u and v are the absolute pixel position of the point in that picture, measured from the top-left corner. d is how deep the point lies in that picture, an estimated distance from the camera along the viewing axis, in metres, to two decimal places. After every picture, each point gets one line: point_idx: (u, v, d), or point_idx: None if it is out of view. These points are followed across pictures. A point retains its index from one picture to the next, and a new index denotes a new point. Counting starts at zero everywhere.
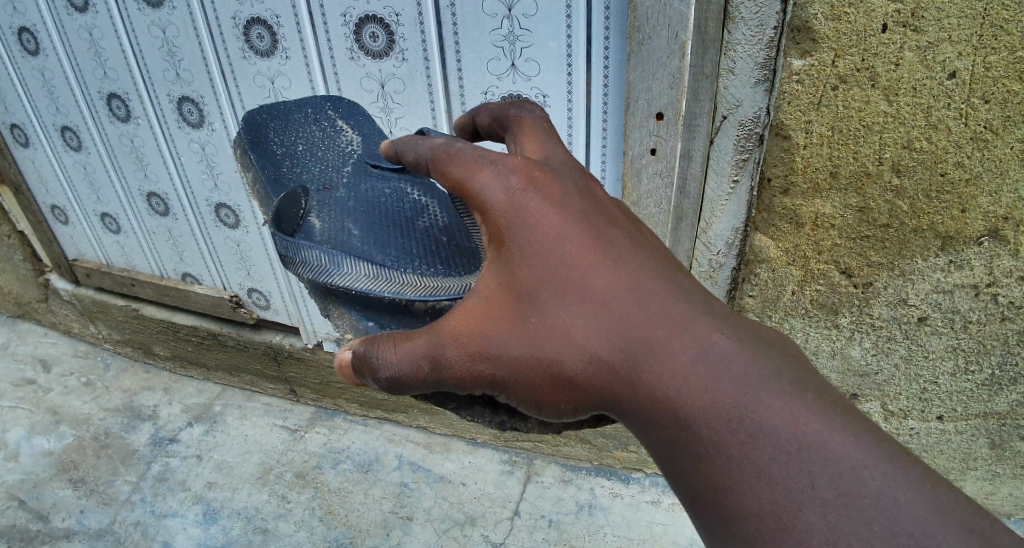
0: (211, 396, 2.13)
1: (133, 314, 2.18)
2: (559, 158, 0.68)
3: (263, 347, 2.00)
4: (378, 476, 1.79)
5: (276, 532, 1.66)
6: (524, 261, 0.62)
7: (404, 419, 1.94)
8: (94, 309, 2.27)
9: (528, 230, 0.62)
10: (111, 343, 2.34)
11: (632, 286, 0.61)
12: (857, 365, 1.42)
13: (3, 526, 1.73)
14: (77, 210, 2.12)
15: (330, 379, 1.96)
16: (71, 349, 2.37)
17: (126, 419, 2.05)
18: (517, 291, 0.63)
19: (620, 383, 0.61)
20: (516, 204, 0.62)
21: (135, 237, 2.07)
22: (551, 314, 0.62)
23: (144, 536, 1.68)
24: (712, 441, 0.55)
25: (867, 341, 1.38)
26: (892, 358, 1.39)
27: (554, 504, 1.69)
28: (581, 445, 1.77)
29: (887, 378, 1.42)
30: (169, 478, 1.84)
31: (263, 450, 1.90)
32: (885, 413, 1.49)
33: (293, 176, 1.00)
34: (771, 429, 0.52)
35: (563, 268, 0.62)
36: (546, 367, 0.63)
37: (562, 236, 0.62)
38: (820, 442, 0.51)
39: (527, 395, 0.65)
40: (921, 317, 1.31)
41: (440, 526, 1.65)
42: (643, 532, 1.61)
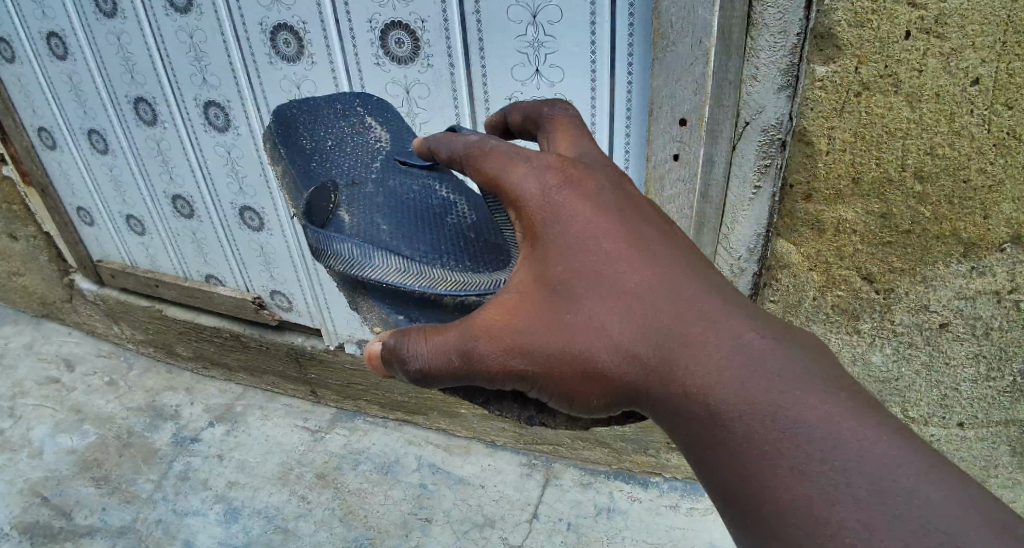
0: (233, 396, 2.15)
1: (156, 315, 2.22)
2: (592, 155, 0.68)
3: (286, 348, 2.02)
4: (397, 477, 1.80)
5: (296, 531, 1.67)
6: (555, 255, 0.63)
7: (423, 421, 1.95)
8: (118, 309, 2.30)
9: (560, 224, 0.63)
10: (133, 343, 2.37)
11: (663, 280, 0.61)
12: (878, 371, 1.41)
13: (27, 523, 1.76)
14: (102, 212, 2.15)
15: (351, 380, 1.98)
16: (94, 349, 2.41)
17: (147, 418, 2.07)
18: (548, 283, 0.63)
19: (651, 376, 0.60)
20: (549, 199, 0.63)
21: (159, 238, 2.10)
22: (582, 307, 0.62)
23: (166, 534, 1.70)
24: (744, 436, 0.54)
25: (889, 347, 1.36)
26: (913, 364, 1.37)
27: (572, 507, 1.69)
28: (600, 449, 1.76)
29: (908, 384, 1.41)
30: (190, 477, 1.86)
31: (283, 451, 1.91)
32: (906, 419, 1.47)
33: (322, 170, 0.99)
34: (805, 423, 0.52)
35: (593, 262, 0.62)
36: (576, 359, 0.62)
37: (595, 230, 0.63)
38: (852, 439, 0.51)
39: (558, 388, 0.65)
40: (942, 322, 1.30)
41: (459, 528, 1.66)
42: (662, 536, 1.60)
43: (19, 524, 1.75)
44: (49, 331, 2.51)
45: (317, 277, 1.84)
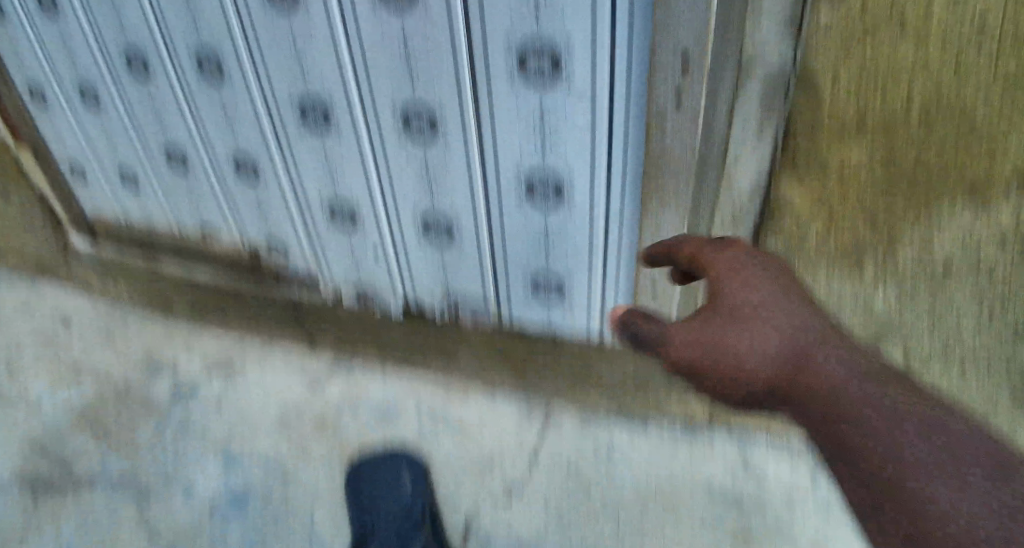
0: (231, 346, 2.04)
1: (149, 268, 2.08)
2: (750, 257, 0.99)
3: (283, 294, 1.93)
4: (397, 427, 1.82)
5: (297, 476, 1.75)
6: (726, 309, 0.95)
7: (423, 362, 1.90)
8: (109, 268, 2.14)
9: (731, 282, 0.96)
10: (123, 299, 2.19)
11: (801, 330, 0.92)
12: (878, 311, 1.41)
13: (31, 479, 1.80)
14: (41, 161, 1.89)
15: (353, 323, 1.91)
16: (87, 301, 2.20)
17: (143, 371, 2.01)
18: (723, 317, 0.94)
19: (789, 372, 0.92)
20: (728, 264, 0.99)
21: (122, 193, 1.89)
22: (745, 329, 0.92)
23: (167, 484, 1.76)
24: (875, 426, 0.83)
25: (892, 285, 1.34)
26: (915, 304, 1.36)
27: (571, 450, 1.73)
28: (599, 390, 1.76)
29: (907, 325, 1.41)
30: (189, 428, 1.86)
31: (283, 400, 1.89)
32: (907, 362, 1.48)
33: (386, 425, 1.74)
34: (935, 427, 0.79)
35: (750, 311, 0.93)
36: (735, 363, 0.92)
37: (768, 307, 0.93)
38: (936, 427, 0.79)
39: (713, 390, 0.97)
40: (944, 266, 1.26)
41: (458, 475, 1.73)
42: (652, 476, 1.68)
43: (23, 481, 1.80)
44: (21, 290, 2.25)
45: (310, 223, 1.70)
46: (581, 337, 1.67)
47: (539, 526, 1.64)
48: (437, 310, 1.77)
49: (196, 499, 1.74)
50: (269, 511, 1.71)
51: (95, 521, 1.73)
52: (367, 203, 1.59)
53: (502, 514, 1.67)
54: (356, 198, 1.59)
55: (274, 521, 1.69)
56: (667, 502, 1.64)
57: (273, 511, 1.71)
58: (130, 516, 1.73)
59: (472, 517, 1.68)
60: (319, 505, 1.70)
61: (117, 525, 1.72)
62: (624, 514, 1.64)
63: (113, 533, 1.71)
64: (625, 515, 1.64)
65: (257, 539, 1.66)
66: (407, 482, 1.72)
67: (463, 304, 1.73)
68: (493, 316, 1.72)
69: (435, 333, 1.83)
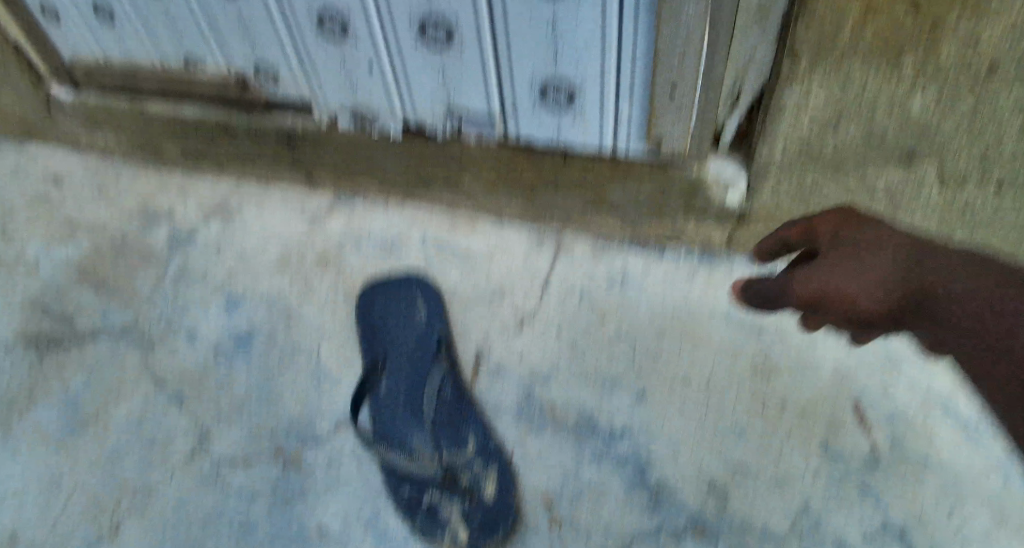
0: (227, 191, 1.89)
1: (133, 111, 1.83)
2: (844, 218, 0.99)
3: (274, 130, 1.73)
4: (401, 256, 1.71)
5: (300, 317, 1.61)
6: (837, 252, 0.95)
7: (425, 196, 1.77)
8: (98, 116, 1.88)
9: (846, 229, 0.97)
10: (119, 151, 1.97)
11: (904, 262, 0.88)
12: (918, 119, 1.13)
13: (30, 334, 1.66)
14: None
15: (350, 157, 1.73)
16: (81, 163, 2.00)
17: (140, 220, 1.86)
18: (831, 260, 0.95)
19: (907, 297, 0.86)
20: (840, 216, 1.00)
21: (74, 20, 1.64)
22: (851, 268, 0.92)
23: (170, 328, 1.63)
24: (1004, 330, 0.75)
25: (933, 90, 1.07)
26: (958, 112, 1.09)
27: (584, 278, 1.60)
28: (612, 217, 1.62)
29: (950, 137, 1.15)
30: (189, 273, 1.73)
31: (282, 240, 1.76)
32: (937, 180, 1.25)
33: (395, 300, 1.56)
34: None
35: (868, 247, 0.92)
36: (843, 300, 0.92)
37: (866, 254, 0.92)
38: None
39: (848, 317, 0.95)
40: (994, 61, 1.00)
41: (468, 301, 1.59)
42: (677, 302, 1.54)
43: (23, 334, 1.66)
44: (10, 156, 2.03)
45: (299, 40, 1.46)
46: (592, 152, 1.52)
47: (551, 351, 1.49)
48: (438, 131, 1.59)
49: (200, 344, 1.59)
50: (277, 349, 1.56)
51: (99, 369, 1.58)
52: (362, 15, 1.33)
53: (514, 340, 1.52)
54: (348, 9, 1.33)
55: (284, 364, 1.53)
56: (684, 331, 1.49)
57: (278, 356, 1.55)
58: (134, 359, 1.58)
59: (484, 344, 1.53)
60: (322, 342, 1.56)
61: (123, 377, 1.56)
62: (639, 337, 1.49)
63: (119, 383, 1.55)
64: (641, 337, 1.49)
65: (267, 381, 1.52)
66: (421, 307, 1.57)
67: (466, 122, 1.54)
68: (498, 136, 1.55)
69: (437, 161, 1.66)
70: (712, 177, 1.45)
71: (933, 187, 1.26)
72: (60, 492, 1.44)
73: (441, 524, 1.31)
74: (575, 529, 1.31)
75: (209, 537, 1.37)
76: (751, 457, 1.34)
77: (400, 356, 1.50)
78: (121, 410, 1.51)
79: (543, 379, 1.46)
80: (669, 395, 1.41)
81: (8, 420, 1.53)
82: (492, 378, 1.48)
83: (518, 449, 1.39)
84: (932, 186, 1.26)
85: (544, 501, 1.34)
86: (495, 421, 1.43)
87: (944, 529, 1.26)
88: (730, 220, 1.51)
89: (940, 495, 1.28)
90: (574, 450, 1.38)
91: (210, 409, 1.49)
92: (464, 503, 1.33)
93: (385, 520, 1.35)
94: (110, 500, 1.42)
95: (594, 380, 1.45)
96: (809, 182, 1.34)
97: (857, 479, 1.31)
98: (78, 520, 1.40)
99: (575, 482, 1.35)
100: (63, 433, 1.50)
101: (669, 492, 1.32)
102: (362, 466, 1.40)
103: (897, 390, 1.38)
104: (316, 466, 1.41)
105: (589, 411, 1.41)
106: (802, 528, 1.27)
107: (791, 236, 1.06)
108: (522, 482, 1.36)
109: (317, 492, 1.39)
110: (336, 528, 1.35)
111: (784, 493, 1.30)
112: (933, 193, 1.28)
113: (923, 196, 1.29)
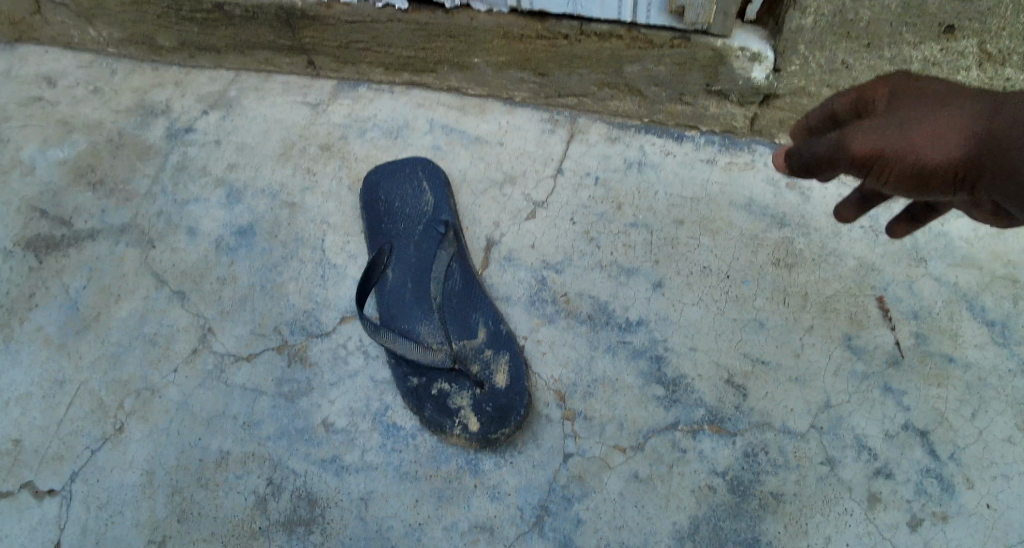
0: (225, 83, 1.77)
1: None
2: (910, 80, 0.85)
3: (272, 9, 1.61)
4: (407, 143, 1.60)
5: (303, 205, 1.52)
6: (899, 108, 0.81)
7: (434, 82, 1.66)
8: (88, 5, 1.75)
9: (905, 90, 0.83)
10: (114, 47, 1.85)
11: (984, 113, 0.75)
12: None
13: (29, 237, 1.53)
14: None
15: (353, 37, 1.61)
16: (73, 61, 1.86)
17: (138, 118, 1.73)
18: (894, 114, 0.80)
19: (986, 145, 0.73)
20: (896, 79, 0.86)
21: None
22: (920, 120, 0.78)
23: (169, 226, 1.53)
24: None
25: None
26: None
27: (600, 162, 1.51)
28: (631, 98, 1.52)
29: (994, 3, 1.15)
30: (188, 167, 1.62)
31: (284, 128, 1.66)
32: (978, 56, 1.24)
33: (401, 184, 1.48)
34: None
35: (934, 103, 0.79)
36: (912, 154, 0.76)
37: (941, 110, 0.78)
38: None
39: (907, 181, 0.79)
40: None
41: (478, 187, 1.50)
42: (698, 191, 1.44)
43: (22, 239, 1.53)
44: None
45: None
46: (612, 24, 1.39)
47: (563, 240, 1.41)
48: (448, 5, 1.47)
49: (200, 238, 1.50)
50: (279, 240, 1.47)
51: (102, 270, 1.47)
52: None
53: (525, 226, 1.44)
54: None
55: (286, 255, 1.45)
56: (703, 220, 1.40)
57: (281, 246, 1.46)
58: (135, 255, 1.49)
59: (494, 232, 1.43)
60: (326, 231, 1.48)
61: (125, 274, 1.46)
62: (657, 226, 1.41)
63: (120, 281, 1.45)
64: (658, 225, 1.41)
65: (269, 271, 1.43)
66: (428, 193, 1.47)
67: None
68: (510, 7, 1.43)
69: (446, 37, 1.54)
70: (737, 51, 1.35)
71: (970, 66, 1.26)
72: (64, 392, 1.32)
73: (451, 414, 1.19)
74: (590, 423, 1.20)
75: (213, 436, 1.25)
76: (769, 351, 1.25)
77: (404, 245, 1.41)
78: (123, 309, 1.41)
79: (556, 268, 1.37)
80: (687, 284, 1.33)
81: (8, 325, 1.41)
82: (503, 267, 1.39)
83: (531, 340, 1.29)
84: (971, 66, 1.26)
85: (557, 395, 1.23)
86: (506, 311, 1.33)
87: (964, 430, 1.15)
88: (754, 102, 1.43)
89: (962, 398, 1.18)
90: (588, 341, 1.28)
91: (212, 303, 1.40)
92: (476, 390, 1.21)
93: (391, 413, 1.24)
94: (113, 403, 1.30)
95: (609, 270, 1.36)
96: (841, 64, 1.31)
97: (878, 376, 1.21)
98: (80, 422, 1.28)
99: (588, 376, 1.25)
100: (65, 335, 1.39)
101: (686, 386, 1.22)
102: (368, 358, 1.30)
103: (921, 287, 1.29)
104: (321, 358, 1.31)
105: (604, 302, 1.32)
106: (821, 424, 1.17)
107: (838, 106, 0.90)
108: (536, 372, 1.25)
109: (324, 384, 1.28)
110: (342, 423, 1.24)
111: (806, 385, 1.21)
112: (974, 74, 1.27)
113: (962, 77, 1.28)
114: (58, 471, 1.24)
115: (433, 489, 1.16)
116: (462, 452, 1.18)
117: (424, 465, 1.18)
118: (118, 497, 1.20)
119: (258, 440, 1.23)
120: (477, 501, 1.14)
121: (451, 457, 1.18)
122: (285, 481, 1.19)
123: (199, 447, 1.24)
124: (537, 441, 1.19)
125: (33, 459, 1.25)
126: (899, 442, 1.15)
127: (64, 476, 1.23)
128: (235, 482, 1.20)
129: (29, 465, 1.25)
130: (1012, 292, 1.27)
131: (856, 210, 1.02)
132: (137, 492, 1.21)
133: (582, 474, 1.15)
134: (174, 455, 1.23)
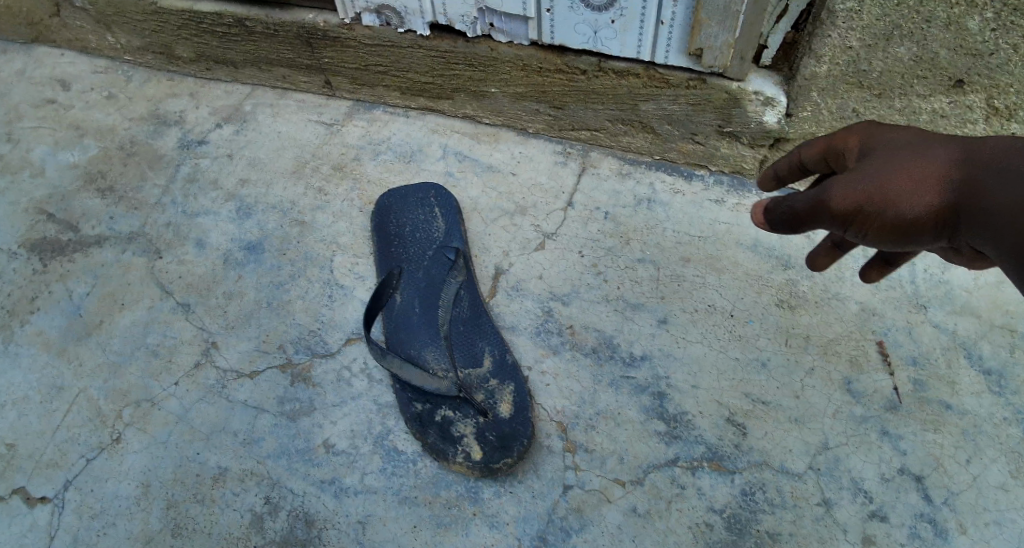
0: (240, 97, 1.80)
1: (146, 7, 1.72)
2: (888, 130, 0.87)
3: (295, 29, 1.63)
4: (420, 167, 1.62)
5: (313, 224, 1.53)
6: (874, 158, 0.83)
7: (449, 108, 1.69)
8: (108, 12, 1.77)
9: (878, 140, 0.86)
10: (130, 54, 1.88)
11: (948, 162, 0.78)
12: (972, 43, 1.17)
13: (35, 240, 1.53)
14: None
15: (373, 61, 1.64)
16: (89, 67, 1.89)
17: (150, 126, 1.74)
18: (870, 164, 0.82)
19: (959, 192, 0.75)
20: (865, 131, 0.89)
21: None
22: (895, 169, 0.80)
23: (177, 236, 1.54)
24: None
25: (992, 10, 1.11)
26: (1015, 37, 1.14)
27: (609, 197, 1.53)
28: (643, 135, 1.55)
29: (1003, 62, 1.18)
30: (199, 179, 1.63)
31: (297, 146, 1.67)
32: (985, 111, 1.27)
33: (411, 213, 1.50)
34: None
35: (907, 152, 0.81)
36: (889, 206, 0.79)
37: (911, 159, 0.80)
38: None
39: (886, 233, 0.81)
40: None
41: (488, 216, 1.52)
42: (705, 230, 1.46)
43: (27, 241, 1.53)
44: (16, 58, 1.91)
45: None
46: (630, 63, 1.42)
47: (571, 273, 1.42)
48: (469, 35, 1.50)
49: (209, 250, 1.51)
50: (288, 257, 1.48)
51: (108, 277, 1.48)
52: None
53: (533, 256, 1.45)
54: None
55: (294, 273, 1.46)
56: (709, 258, 1.42)
57: (289, 264, 1.47)
58: (141, 264, 1.49)
59: (503, 261, 1.45)
60: (335, 251, 1.49)
61: (130, 282, 1.47)
62: (663, 262, 1.42)
63: (125, 289, 1.46)
64: (664, 261, 1.43)
65: (276, 288, 1.44)
66: (439, 219, 1.49)
67: (499, 21, 1.45)
68: (531, 40, 1.46)
69: (466, 66, 1.56)
70: (752, 95, 1.38)
71: (977, 121, 1.29)
72: (62, 399, 1.32)
73: (454, 441, 1.20)
74: (591, 456, 1.20)
75: (212, 452, 1.24)
76: (770, 392, 1.26)
77: (414, 269, 1.42)
78: (126, 317, 1.42)
79: (564, 299, 1.39)
80: (692, 320, 1.35)
81: (9, 327, 1.41)
82: (511, 296, 1.40)
83: (536, 371, 1.30)
84: (979, 120, 1.29)
85: (559, 426, 1.23)
86: (512, 340, 1.34)
87: (959, 477, 1.16)
88: (764, 145, 1.46)
89: (958, 445, 1.19)
90: (592, 374, 1.29)
91: (217, 317, 1.41)
92: (479, 419, 1.22)
93: (393, 438, 1.24)
94: (112, 413, 1.30)
95: (616, 304, 1.37)
96: (851, 112, 1.34)
97: (877, 420, 1.22)
98: (78, 430, 1.28)
99: (591, 409, 1.25)
100: (67, 340, 1.39)
101: (687, 423, 1.23)
102: (371, 381, 1.31)
103: (921, 333, 1.31)
104: (325, 379, 1.31)
105: (610, 336, 1.33)
106: (819, 466, 1.18)
107: (807, 155, 0.94)
108: (540, 403, 1.26)
109: (327, 403, 1.28)
110: (343, 445, 1.24)
111: (806, 429, 1.22)
112: (981, 127, 1.31)
113: (969, 130, 1.31)
114: (52, 478, 1.23)
115: (432, 515, 1.16)
116: (463, 479, 1.18)
117: (424, 490, 1.18)
118: (112, 508, 1.20)
119: (258, 458, 1.23)
120: (476, 528, 1.14)
121: (451, 484, 1.18)
122: (283, 500, 1.18)
123: (198, 461, 1.23)
124: (538, 472, 1.19)
125: (27, 465, 1.24)
126: (895, 486, 1.16)
127: (58, 483, 1.22)
128: (231, 499, 1.19)
129: (24, 471, 1.24)
130: (1009, 341, 1.29)
131: (829, 259, 1.05)
132: (132, 504, 1.20)
133: (581, 506, 1.15)
134: (171, 468, 1.23)
